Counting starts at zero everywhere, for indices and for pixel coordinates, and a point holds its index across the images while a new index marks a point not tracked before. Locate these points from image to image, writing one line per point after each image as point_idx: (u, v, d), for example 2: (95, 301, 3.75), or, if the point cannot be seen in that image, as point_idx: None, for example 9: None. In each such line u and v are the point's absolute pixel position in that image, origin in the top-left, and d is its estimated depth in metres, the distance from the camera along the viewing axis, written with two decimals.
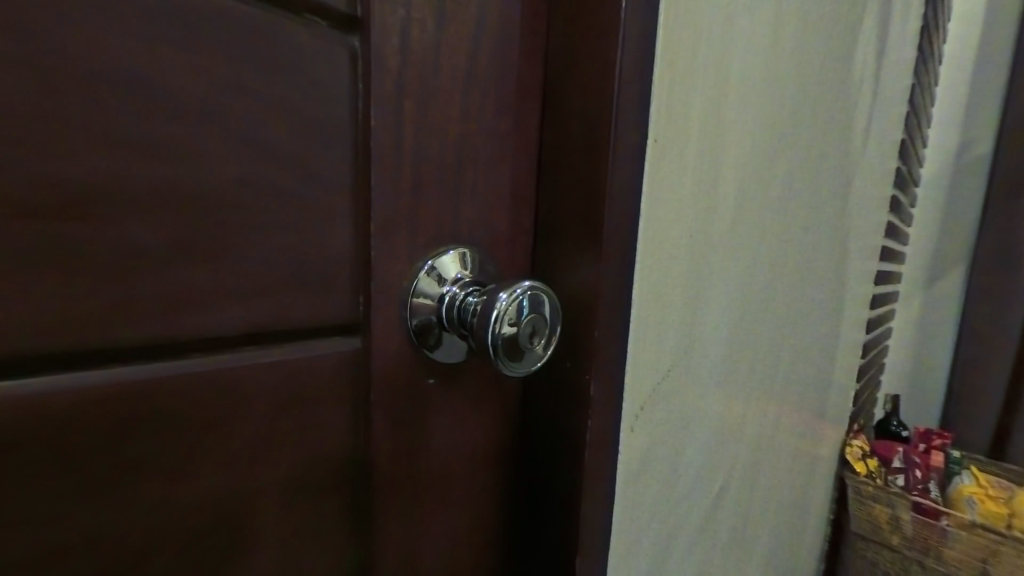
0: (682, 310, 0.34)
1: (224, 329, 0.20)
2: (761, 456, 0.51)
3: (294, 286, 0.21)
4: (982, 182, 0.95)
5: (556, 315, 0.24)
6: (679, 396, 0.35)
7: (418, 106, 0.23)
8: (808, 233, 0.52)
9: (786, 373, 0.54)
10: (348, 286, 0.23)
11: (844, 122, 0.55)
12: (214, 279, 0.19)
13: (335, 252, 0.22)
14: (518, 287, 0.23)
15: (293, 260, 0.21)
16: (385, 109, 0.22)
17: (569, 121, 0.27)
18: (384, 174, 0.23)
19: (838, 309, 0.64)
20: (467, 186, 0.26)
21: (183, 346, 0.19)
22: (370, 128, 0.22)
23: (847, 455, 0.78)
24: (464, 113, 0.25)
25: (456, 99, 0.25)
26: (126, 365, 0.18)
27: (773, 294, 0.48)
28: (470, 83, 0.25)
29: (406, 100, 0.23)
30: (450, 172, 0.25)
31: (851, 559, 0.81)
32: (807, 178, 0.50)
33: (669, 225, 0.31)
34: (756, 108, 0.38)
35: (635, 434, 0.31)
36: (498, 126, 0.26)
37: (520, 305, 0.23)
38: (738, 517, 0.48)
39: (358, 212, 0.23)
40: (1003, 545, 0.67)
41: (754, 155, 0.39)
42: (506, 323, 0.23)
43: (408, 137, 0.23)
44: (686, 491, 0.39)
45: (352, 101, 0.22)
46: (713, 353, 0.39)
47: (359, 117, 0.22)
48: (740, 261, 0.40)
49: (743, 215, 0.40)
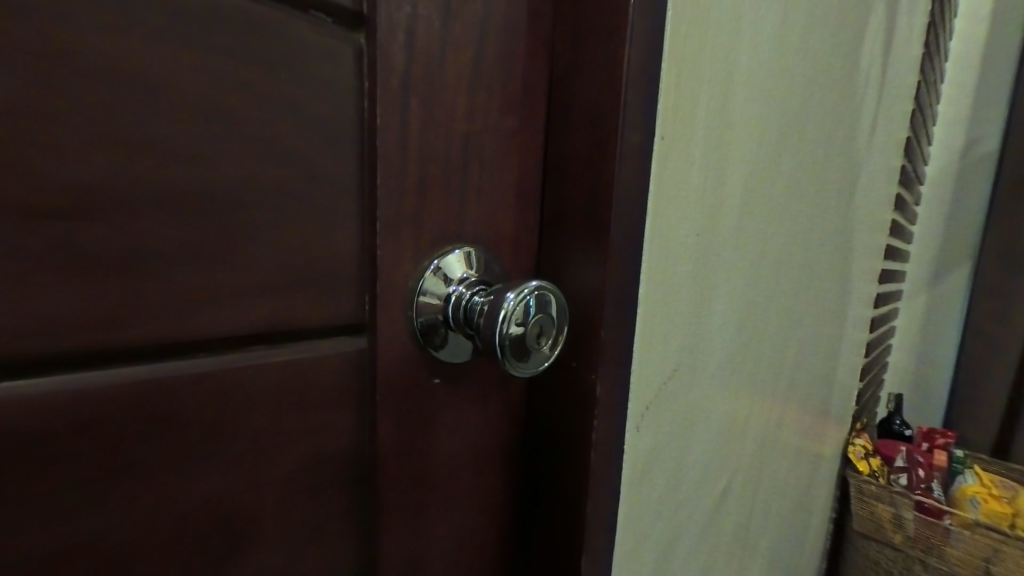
0: (687, 310, 0.34)
1: (227, 329, 0.20)
2: (765, 455, 0.50)
3: (298, 287, 0.21)
4: (989, 180, 0.94)
5: (563, 315, 0.24)
6: (684, 396, 0.35)
7: (423, 105, 0.23)
8: (813, 232, 0.52)
9: (790, 373, 0.53)
10: (352, 287, 0.23)
11: (850, 120, 0.55)
12: (218, 280, 0.19)
13: (339, 250, 0.22)
14: (526, 287, 0.23)
15: (297, 261, 0.21)
16: (392, 107, 0.22)
17: (575, 120, 0.27)
18: (388, 174, 0.22)
19: (843, 309, 0.64)
20: (472, 185, 0.26)
21: (188, 346, 0.19)
22: (375, 127, 0.22)
23: (850, 454, 0.77)
24: (469, 112, 0.25)
25: (462, 96, 0.24)
26: (130, 365, 0.18)
27: (778, 295, 0.47)
28: (476, 81, 0.25)
29: (411, 98, 0.23)
30: (455, 172, 0.25)
31: (852, 555, 0.81)
32: (813, 177, 0.49)
33: (675, 224, 0.31)
34: (763, 106, 0.38)
35: (640, 434, 0.31)
36: (503, 124, 0.26)
37: (527, 305, 0.23)
38: (742, 516, 0.48)
39: (362, 213, 0.23)
40: (1005, 544, 0.67)
41: (759, 156, 0.39)
42: (513, 323, 0.23)
43: (412, 136, 0.23)
44: (691, 490, 0.38)
45: (357, 100, 0.22)
46: (719, 352, 0.39)
47: (364, 116, 0.22)
48: (746, 261, 0.40)
49: (750, 213, 0.39)
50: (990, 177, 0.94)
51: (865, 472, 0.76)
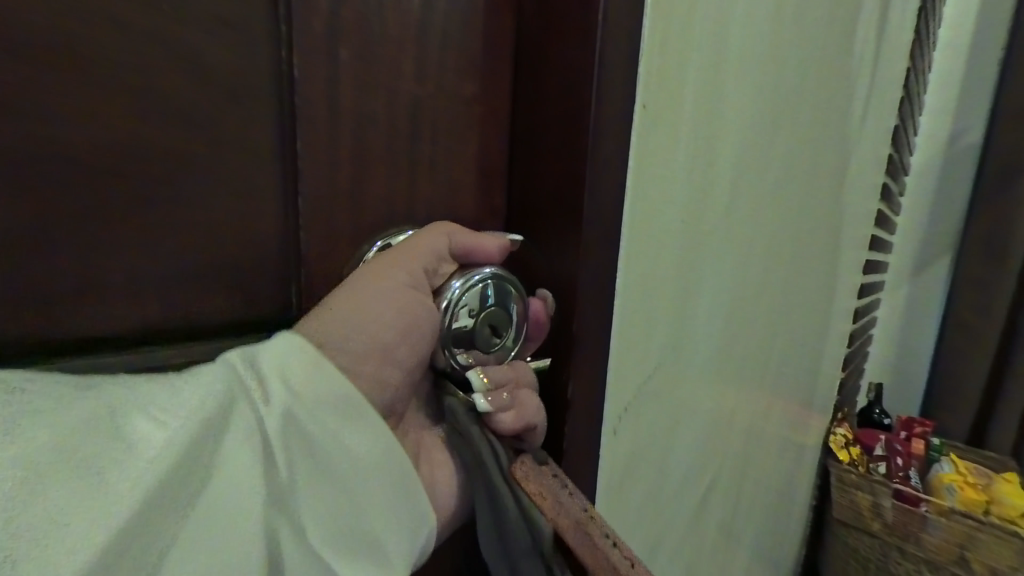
0: (670, 306, 0.32)
1: (134, 321, 0.18)
2: (750, 451, 0.49)
3: (211, 279, 0.19)
4: (973, 173, 0.94)
5: (522, 305, 0.23)
6: (667, 395, 0.33)
7: (357, 61, 0.20)
8: (801, 223, 0.50)
9: (776, 368, 0.52)
10: (277, 270, 0.21)
11: (844, 103, 0.53)
12: (234, 85, 0.19)
13: (261, 232, 0.20)
14: (477, 274, 0.22)
15: (213, 240, 0.19)
16: (319, 70, 0.20)
17: (542, 95, 0.24)
18: (313, 141, 0.20)
19: (830, 300, 0.63)
20: (424, 158, 0.23)
21: (98, 343, 0.18)
22: (293, 84, 0.19)
23: (831, 443, 0.79)
24: (418, 72, 0.22)
25: (407, 55, 0.21)
26: (63, 361, 0.18)
27: (764, 288, 0.46)
28: (428, 44, 0.22)
29: (340, 51, 0.20)
30: (402, 142, 0.22)
31: (832, 540, 0.82)
32: (803, 165, 0.47)
33: (658, 209, 0.28)
34: (752, 86, 0.35)
35: (619, 437, 0.29)
36: (460, 89, 0.23)
37: (482, 293, 0.22)
38: (725, 514, 0.47)
39: (287, 184, 0.20)
40: (982, 532, 0.67)
41: (747, 143, 0.37)
42: (464, 315, 0.22)
43: (344, 98, 0.20)
44: (674, 492, 0.37)
45: (271, 49, 0.19)
46: (702, 350, 0.37)
47: (281, 70, 0.19)
48: (732, 253, 0.38)
49: (737, 202, 0.37)
50: (974, 169, 0.94)
51: (846, 461, 0.77)
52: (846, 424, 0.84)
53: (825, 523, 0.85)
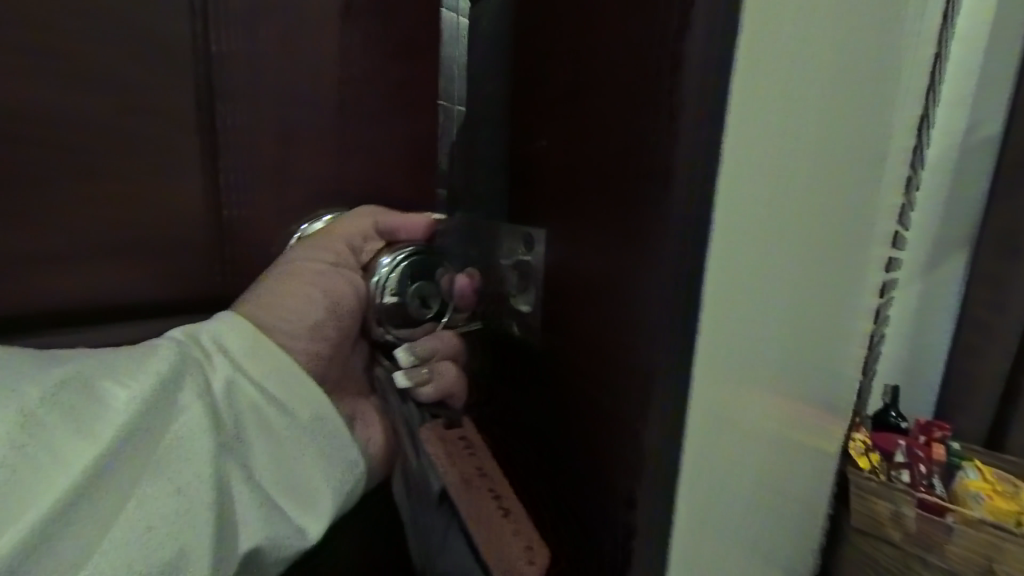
0: (747, 315, 0.26)
1: (139, 302, 0.39)
2: (785, 466, 0.45)
3: (171, 276, 0.40)
4: (988, 163, 0.90)
5: (429, 275, 0.39)
6: (730, 416, 0.28)
7: (266, 156, 0.43)
8: (851, 216, 0.46)
9: (810, 374, 0.48)
10: (205, 269, 0.41)
11: (895, 84, 0.48)
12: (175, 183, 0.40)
13: (181, 248, 0.40)
14: (397, 257, 0.40)
15: (177, 270, 0.40)
16: (229, 167, 0.42)
17: (586, 84, 0.27)
18: (237, 193, 0.42)
19: (862, 298, 0.59)
20: (299, 198, 0.45)
21: (120, 318, 0.39)
22: (222, 174, 0.41)
23: (849, 449, 0.76)
24: (283, 150, 0.44)
25: (271, 144, 0.43)
26: (73, 330, 0.37)
27: (817, 287, 0.40)
28: (307, 139, 0.45)
29: (255, 150, 0.42)
30: (278, 186, 0.44)
31: (847, 549, 0.78)
32: (854, 150, 0.42)
33: (749, 207, 0.24)
34: (822, 50, 0.30)
35: (699, 462, 0.25)
36: (313, 150, 0.45)
37: (399, 270, 0.39)
38: (760, 536, 0.43)
39: (211, 222, 0.41)
40: (1008, 542, 0.63)
41: (812, 118, 0.31)
42: (391, 286, 0.40)
43: (243, 173, 0.42)
44: (727, 526, 0.32)
45: (195, 157, 0.40)
46: (761, 360, 0.32)
47: (208, 172, 0.41)
48: (794, 247, 0.33)
49: (803, 187, 0.32)
50: (991, 160, 0.90)
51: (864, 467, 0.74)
52: (862, 429, 0.80)
53: (840, 534, 0.80)
